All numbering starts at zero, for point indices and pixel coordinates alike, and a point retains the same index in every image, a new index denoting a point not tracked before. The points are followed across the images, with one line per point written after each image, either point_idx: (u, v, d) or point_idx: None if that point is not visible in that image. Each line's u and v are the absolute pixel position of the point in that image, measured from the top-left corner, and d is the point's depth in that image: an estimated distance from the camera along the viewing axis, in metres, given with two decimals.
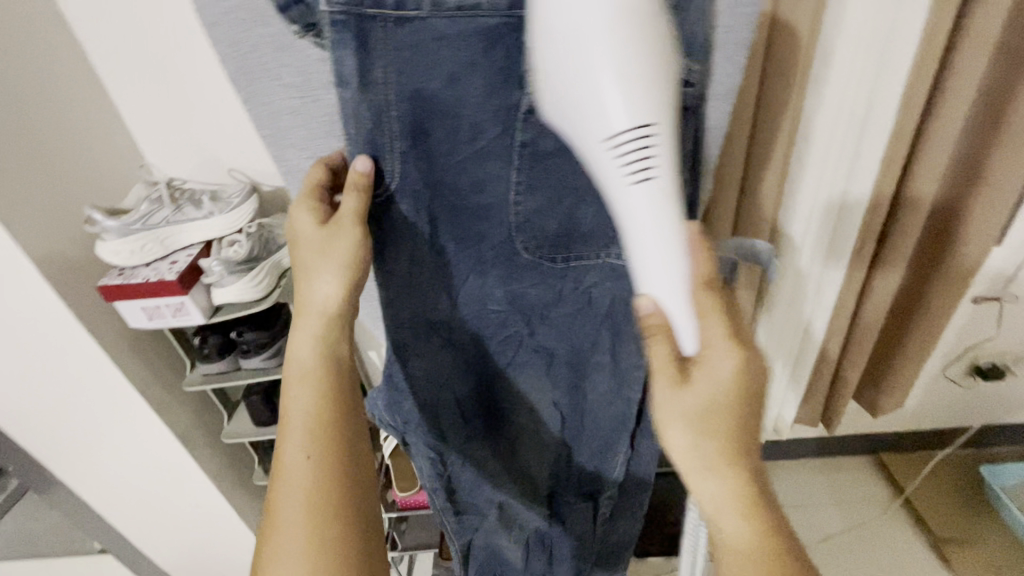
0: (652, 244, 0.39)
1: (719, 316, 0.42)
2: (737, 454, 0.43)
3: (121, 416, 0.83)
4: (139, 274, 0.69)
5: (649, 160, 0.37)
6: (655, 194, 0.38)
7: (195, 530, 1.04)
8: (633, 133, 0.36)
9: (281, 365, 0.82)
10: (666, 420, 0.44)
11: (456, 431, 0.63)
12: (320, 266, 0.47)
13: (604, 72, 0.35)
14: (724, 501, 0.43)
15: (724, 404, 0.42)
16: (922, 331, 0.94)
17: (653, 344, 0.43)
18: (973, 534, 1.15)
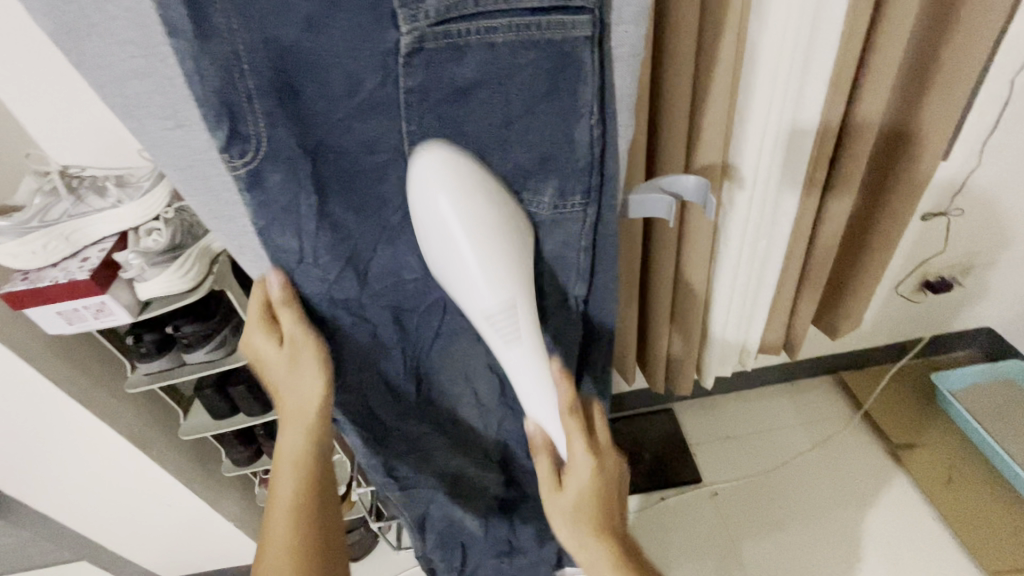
0: (525, 384, 0.49)
1: (582, 436, 0.48)
2: (605, 533, 0.48)
3: (66, 424, 0.78)
4: (47, 276, 0.62)
5: (517, 327, 0.46)
6: (526, 352, 0.47)
7: (169, 525, 1.03)
8: (503, 312, 0.45)
9: (229, 354, 0.78)
10: (551, 517, 0.51)
11: (387, 408, 0.60)
12: (296, 380, 0.50)
13: (462, 253, 0.43)
14: (601, 573, 0.48)
15: (592, 502, 0.49)
16: (874, 252, 0.96)
17: (538, 459, 0.52)
18: (926, 437, 1.23)
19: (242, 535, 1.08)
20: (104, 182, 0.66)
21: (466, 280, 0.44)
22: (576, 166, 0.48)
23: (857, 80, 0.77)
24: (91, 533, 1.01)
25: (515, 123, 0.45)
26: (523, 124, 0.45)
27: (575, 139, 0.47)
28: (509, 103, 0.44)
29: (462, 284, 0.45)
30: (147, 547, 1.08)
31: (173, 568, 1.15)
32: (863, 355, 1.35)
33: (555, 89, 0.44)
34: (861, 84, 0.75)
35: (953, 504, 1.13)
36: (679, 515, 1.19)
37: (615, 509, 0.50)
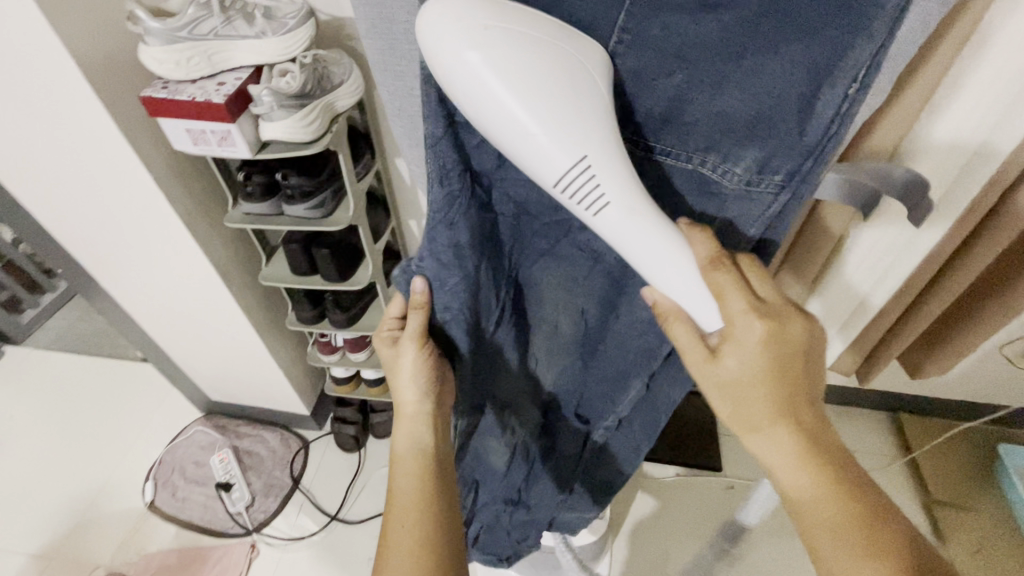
0: (636, 248, 0.42)
1: (737, 288, 0.44)
2: (789, 416, 0.46)
3: (166, 242, 0.83)
4: (184, 91, 0.63)
5: (600, 188, 0.39)
6: (620, 215, 0.40)
7: (228, 357, 1.11)
8: (574, 167, 0.38)
9: (325, 217, 0.78)
10: (707, 390, 0.48)
11: (488, 317, 0.54)
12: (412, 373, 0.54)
13: (510, 105, 0.36)
14: (787, 457, 0.46)
15: (765, 376, 0.45)
16: (1003, 305, 0.86)
17: (675, 327, 0.47)
18: (969, 503, 1.17)
19: (286, 383, 1.15)
20: (252, 10, 0.64)
21: (526, 134, 0.36)
22: (796, 142, 0.40)
23: None
24: (163, 343, 1.11)
25: (748, 57, 0.37)
26: (756, 61, 0.37)
27: (817, 108, 0.38)
28: (753, 30, 0.36)
29: (524, 151, 0.37)
30: (205, 369, 1.18)
31: (220, 392, 1.25)
32: (931, 404, 1.27)
33: (823, 28, 0.35)
34: None
35: (974, 572, 1.08)
36: (689, 491, 1.21)
37: (799, 381, 0.46)
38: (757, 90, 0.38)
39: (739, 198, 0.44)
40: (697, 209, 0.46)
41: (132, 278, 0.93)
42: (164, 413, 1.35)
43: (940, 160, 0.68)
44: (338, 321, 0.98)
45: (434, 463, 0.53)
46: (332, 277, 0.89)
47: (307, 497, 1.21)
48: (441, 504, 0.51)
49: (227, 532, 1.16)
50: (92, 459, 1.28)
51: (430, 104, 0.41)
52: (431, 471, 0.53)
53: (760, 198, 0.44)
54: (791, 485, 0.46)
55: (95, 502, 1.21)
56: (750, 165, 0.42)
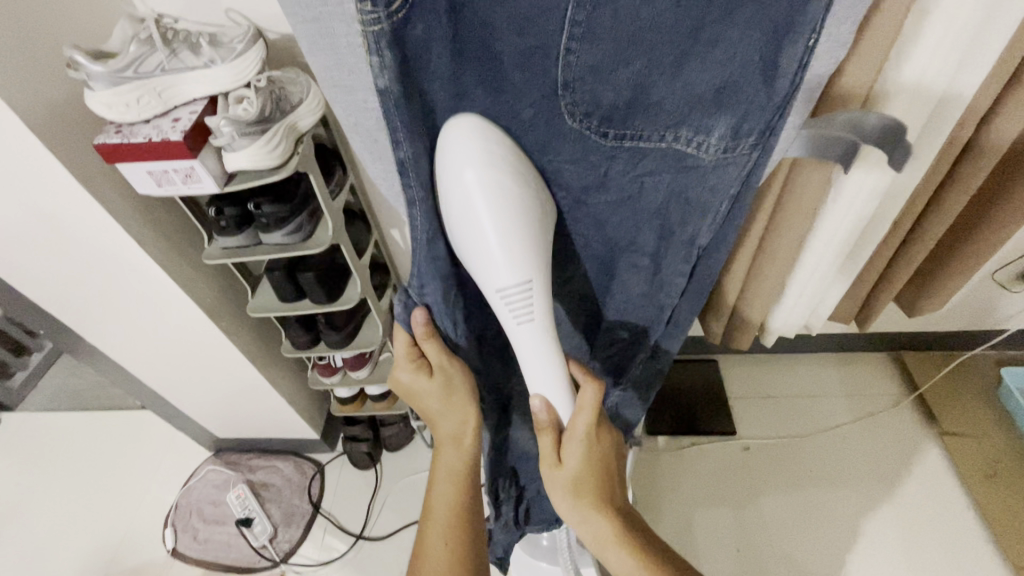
0: (533, 362, 0.48)
1: (590, 410, 0.49)
2: (604, 504, 0.52)
3: (146, 287, 0.81)
4: (139, 132, 0.60)
5: (529, 307, 0.45)
6: (539, 330, 0.46)
7: (229, 392, 1.09)
8: (518, 287, 0.44)
9: (304, 241, 0.77)
10: (551, 492, 0.52)
11: (483, 315, 0.59)
12: (450, 407, 0.57)
13: (483, 221, 0.42)
14: (603, 538, 0.52)
15: (591, 477, 0.51)
16: (990, 235, 0.86)
17: (540, 435, 0.51)
18: (981, 430, 1.17)
19: (291, 411, 1.14)
20: (197, 39, 0.62)
21: (487, 255, 0.43)
22: (766, 103, 0.41)
23: None
24: (160, 389, 1.09)
25: (704, 31, 0.39)
26: (714, 32, 0.39)
27: (781, 65, 0.39)
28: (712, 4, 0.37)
29: (477, 262, 0.44)
30: (206, 408, 1.16)
31: (226, 428, 1.24)
32: (930, 337, 1.29)
33: None
34: None
35: (993, 497, 1.09)
36: (707, 457, 1.21)
37: (610, 471, 0.52)
38: (719, 60, 0.40)
39: (713, 169, 0.46)
40: (673, 184, 0.47)
41: (118, 328, 0.91)
42: (173, 456, 1.34)
43: (920, 107, 0.66)
44: (333, 342, 0.96)
45: (469, 476, 0.59)
46: (322, 299, 0.87)
47: (329, 520, 1.20)
48: (470, 531, 0.58)
49: (255, 566, 1.15)
50: (108, 512, 1.27)
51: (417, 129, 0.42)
52: (466, 488, 0.59)
53: (734, 164, 0.45)
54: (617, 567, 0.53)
55: (118, 556, 1.20)
56: (723, 133, 0.43)
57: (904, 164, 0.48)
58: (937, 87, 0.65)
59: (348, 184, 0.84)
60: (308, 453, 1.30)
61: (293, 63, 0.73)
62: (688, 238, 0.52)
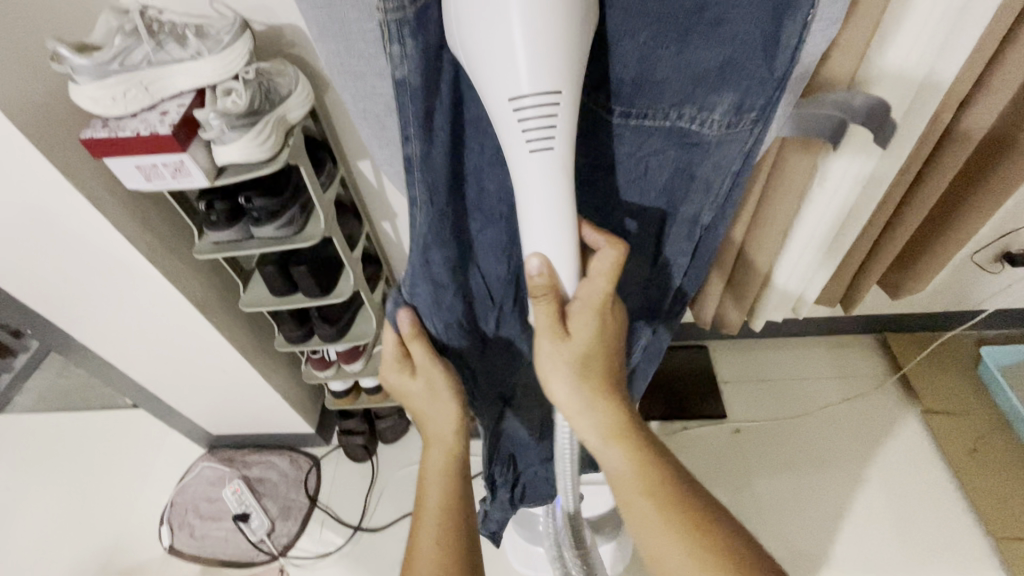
0: (541, 214, 0.44)
1: (604, 280, 0.49)
2: (607, 393, 0.52)
3: (137, 283, 0.80)
4: (127, 126, 0.60)
5: (550, 131, 0.39)
6: (553, 164, 0.41)
7: (223, 388, 1.09)
8: (540, 98, 0.38)
9: (296, 234, 0.76)
10: (549, 370, 0.51)
11: (485, 308, 0.59)
12: (432, 402, 0.58)
13: (512, 5, 0.35)
14: (600, 431, 0.52)
15: (594, 356, 0.51)
16: (969, 217, 0.88)
17: (537, 305, 0.48)
18: (962, 407, 1.21)
19: (286, 405, 1.14)
20: (183, 30, 0.61)
21: (509, 58, 0.36)
22: (766, 79, 0.42)
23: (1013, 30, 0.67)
24: (153, 386, 1.08)
25: (709, 10, 0.39)
26: (718, 11, 0.39)
27: (781, 40, 0.41)
28: None
29: (488, 65, 0.37)
30: (200, 404, 1.16)
31: (220, 424, 1.23)
32: (913, 320, 1.32)
33: None
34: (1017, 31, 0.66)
35: (973, 471, 1.13)
36: (698, 441, 1.24)
37: (613, 358, 0.52)
38: (723, 38, 0.40)
39: (716, 146, 0.47)
40: (678, 164, 0.48)
41: (109, 326, 0.90)
42: (167, 454, 1.33)
43: (902, 92, 0.68)
44: (327, 335, 0.96)
45: (460, 470, 0.58)
46: (315, 293, 0.87)
47: (327, 513, 1.20)
48: (463, 526, 0.54)
49: (253, 560, 1.15)
50: (102, 511, 1.26)
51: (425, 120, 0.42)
52: (457, 481, 0.57)
53: (737, 139, 0.46)
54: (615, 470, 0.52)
55: (114, 554, 1.19)
56: (727, 110, 0.44)
57: (884, 138, 0.52)
58: (918, 72, 0.67)
59: (339, 176, 0.84)
60: (303, 447, 1.30)
61: (281, 55, 0.72)
62: (691, 216, 0.53)
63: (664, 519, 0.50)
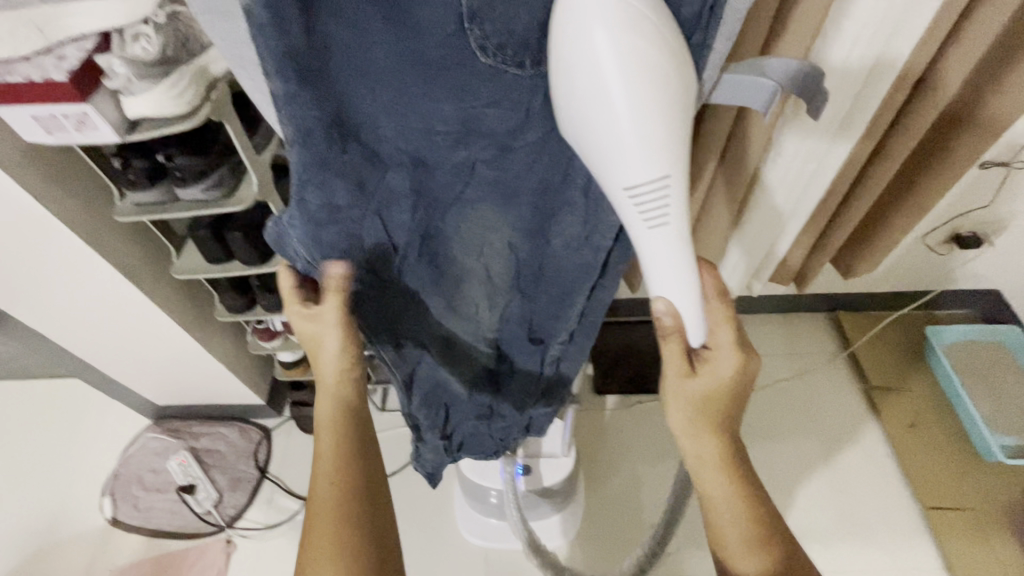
0: (661, 270, 0.45)
1: (728, 325, 0.53)
2: (716, 427, 0.55)
3: (52, 245, 0.75)
4: (17, 72, 0.54)
5: (664, 207, 0.41)
6: (672, 236, 0.43)
7: (163, 359, 1.04)
8: (657, 182, 0.40)
9: (225, 197, 0.72)
10: (674, 400, 0.55)
11: (390, 267, 0.51)
12: (322, 338, 0.54)
13: (615, 89, 0.36)
14: (708, 459, 0.55)
15: (722, 394, 0.53)
16: (917, 200, 0.89)
17: (667, 344, 0.51)
18: (905, 384, 1.25)
19: (232, 377, 1.10)
20: None
21: (623, 143, 0.38)
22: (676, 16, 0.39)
23: (968, 9, 0.66)
24: (86, 357, 1.03)
25: None
26: None
27: None
28: None
29: (608, 151, 0.39)
30: (141, 376, 1.11)
31: (165, 395, 1.19)
32: (865, 299, 1.34)
33: None
34: (971, 9, 0.66)
35: (910, 445, 1.17)
36: (652, 415, 1.26)
37: (738, 397, 0.54)
38: None
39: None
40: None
41: (28, 291, 0.84)
42: (111, 426, 1.28)
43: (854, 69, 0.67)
44: (270, 305, 0.92)
45: (355, 413, 0.57)
46: (252, 260, 0.83)
47: (276, 485, 1.18)
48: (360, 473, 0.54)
49: (200, 531, 1.13)
50: (41, 484, 1.21)
51: (291, 55, 0.36)
52: (350, 423, 0.56)
53: None
54: (715, 494, 0.55)
55: (53, 527, 1.15)
56: None
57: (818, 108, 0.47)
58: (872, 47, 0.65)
59: (276, 138, 0.79)
60: (254, 418, 1.27)
61: None
62: None
63: (754, 543, 0.54)
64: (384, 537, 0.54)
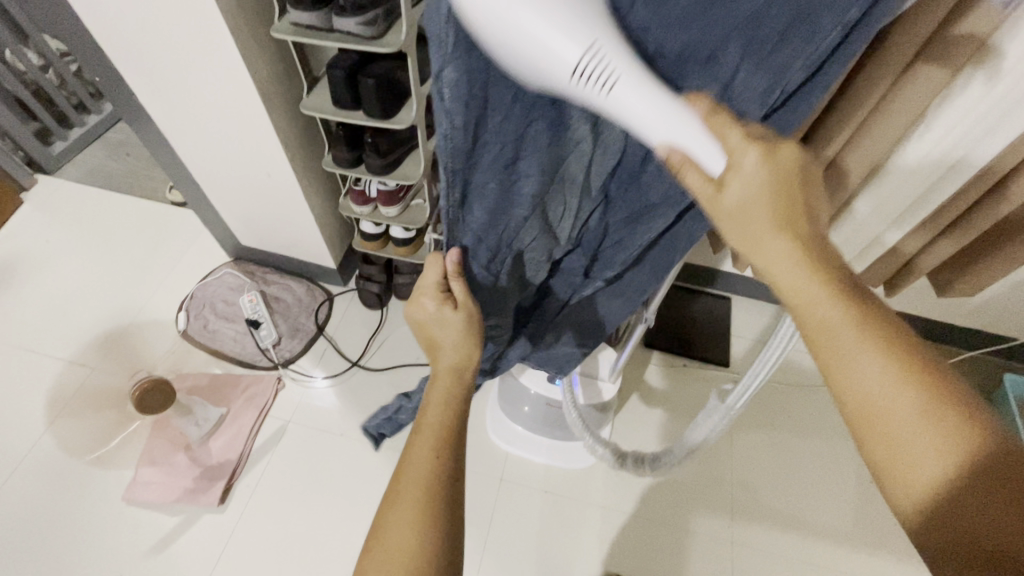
0: (653, 125, 0.39)
1: (732, 120, 0.41)
2: (783, 215, 0.42)
3: (209, 47, 0.79)
4: None
5: (607, 70, 0.37)
6: (630, 87, 0.38)
7: (261, 197, 1.11)
8: (587, 54, 0.36)
9: (375, 38, 0.74)
10: (720, 219, 0.44)
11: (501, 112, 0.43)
12: (448, 337, 0.56)
13: (521, 10, 0.34)
14: (789, 270, 0.42)
15: (765, 194, 0.42)
16: None
17: (685, 173, 0.42)
18: None
19: (316, 231, 1.16)
20: None
21: (538, 49, 0.35)
22: None
23: None
24: (197, 176, 1.10)
25: None
26: None
27: None
28: None
29: (534, 52, 0.35)
30: (236, 210, 1.18)
31: (251, 237, 1.27)
32: (944, 330, 1.29)
33: None
34: None
35: None
36: (697, 381, 1.26)
37: (794, 190, 0.43)
38: None
39: None
40: None
41: (173, 94, 0.91)
42: (196, 253, 1.39)
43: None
44: (375, 166, 0.96)
45: (462, 412, 0.54)
46: (376, 114, 0.86)
47: (329, 344, 1.26)
48: (453, 459, 0.50)
49: (255, 363, 1.22)
50: (126, 285, 1.32)
51: None
52: (455, 415, 0.53)
53: None
54: (826, 318, 0.40)
55: (130, 323, 1.27)
56: None
57: None
58: None
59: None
60: (321, 282, 1.35)
61: None
62: (779, 73, 0.42)
63: (886, 369, 0.38)
64: (454, 539, 0.48)
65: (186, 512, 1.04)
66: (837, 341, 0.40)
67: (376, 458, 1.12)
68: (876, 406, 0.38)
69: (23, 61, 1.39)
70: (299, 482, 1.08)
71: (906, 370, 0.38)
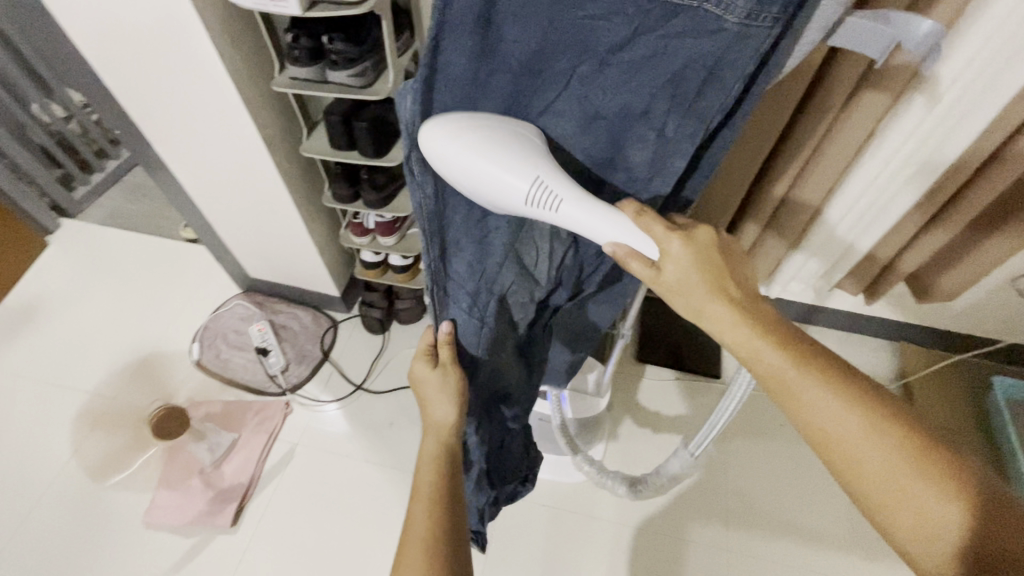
0: (599, 230, 0.48)
1: (655, 215, 0.49)
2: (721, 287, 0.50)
3: (216, 101, 0.88)
4: None
5: (551, 193, 0.47)
6: (575, 204, 0.48)
7: (266, 232, 1.18)
8: (532, 186, 0.47)
9: (365, 87, 0.82)
10: (686, 291, 0.50)
11: None
12: (438, 400, 0.63)
13: (482, 162, 0.47)
14: (731, 327, 0.49)
15: (702, 280, 0.49)
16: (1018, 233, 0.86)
17: (630, 263, 0.50)
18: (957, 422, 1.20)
19: (319, 262, 1.23)
20: None
21: (496, 181, 0.47)
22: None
23: None
24: (208, 216, 1.19)
25: None
26: None
27: None
28: None
29: (491, 191, 0.48)
30: (244, 245, 1.26)
31: (259, 270, 1.35)
32: (932, 334, 1.31)
33: None
34: None
35: None
36: (690, 394, 1.29)
37: (724, 273, 0.50)
38: None
39: (734, 44, 0.44)
40: (695, 59, 0.45)
41: (186, 142, 0.99)
42: (208, 287, 1.46)
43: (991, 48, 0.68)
44: (371, 201, 1.03)
45: (455, 466, 0.61)
46: (369, 154, 0.93)
47: (334, 369, 1.32)
48: (452, 507, 0.57)
49: (265, 390, 1.28)
50: (143, 320, 1.40)
51: None
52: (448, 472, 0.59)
53: (758, 34, 0.43)
54: (805, 410, 0.47)
55: (147, 356, 1.34)
56: None
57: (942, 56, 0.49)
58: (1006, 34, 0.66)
59: (413, 49, 0.89)
60: (326, 309, 1.41)
61: None
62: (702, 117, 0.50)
63: (834, 402, 0.46)
64: None
65: (201, 534, 1.09)
66: (793, 392, 0.47)
67: (381, 477, 1.16)
68: (841, 440, 0.46)
69: (49, 114, 1.50)
70: (308, 502, 1.13)
71: (861, 407, 0.46)
